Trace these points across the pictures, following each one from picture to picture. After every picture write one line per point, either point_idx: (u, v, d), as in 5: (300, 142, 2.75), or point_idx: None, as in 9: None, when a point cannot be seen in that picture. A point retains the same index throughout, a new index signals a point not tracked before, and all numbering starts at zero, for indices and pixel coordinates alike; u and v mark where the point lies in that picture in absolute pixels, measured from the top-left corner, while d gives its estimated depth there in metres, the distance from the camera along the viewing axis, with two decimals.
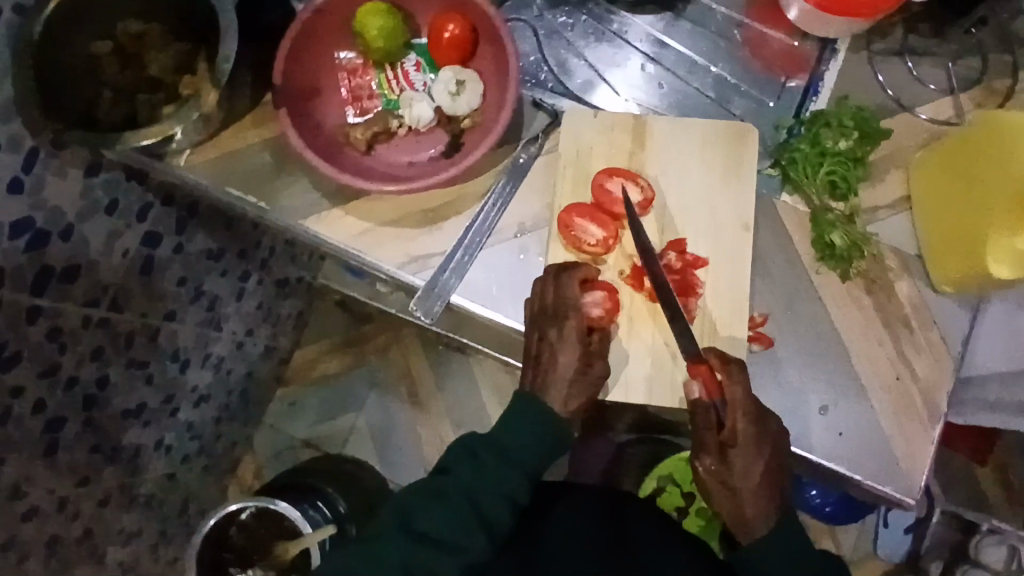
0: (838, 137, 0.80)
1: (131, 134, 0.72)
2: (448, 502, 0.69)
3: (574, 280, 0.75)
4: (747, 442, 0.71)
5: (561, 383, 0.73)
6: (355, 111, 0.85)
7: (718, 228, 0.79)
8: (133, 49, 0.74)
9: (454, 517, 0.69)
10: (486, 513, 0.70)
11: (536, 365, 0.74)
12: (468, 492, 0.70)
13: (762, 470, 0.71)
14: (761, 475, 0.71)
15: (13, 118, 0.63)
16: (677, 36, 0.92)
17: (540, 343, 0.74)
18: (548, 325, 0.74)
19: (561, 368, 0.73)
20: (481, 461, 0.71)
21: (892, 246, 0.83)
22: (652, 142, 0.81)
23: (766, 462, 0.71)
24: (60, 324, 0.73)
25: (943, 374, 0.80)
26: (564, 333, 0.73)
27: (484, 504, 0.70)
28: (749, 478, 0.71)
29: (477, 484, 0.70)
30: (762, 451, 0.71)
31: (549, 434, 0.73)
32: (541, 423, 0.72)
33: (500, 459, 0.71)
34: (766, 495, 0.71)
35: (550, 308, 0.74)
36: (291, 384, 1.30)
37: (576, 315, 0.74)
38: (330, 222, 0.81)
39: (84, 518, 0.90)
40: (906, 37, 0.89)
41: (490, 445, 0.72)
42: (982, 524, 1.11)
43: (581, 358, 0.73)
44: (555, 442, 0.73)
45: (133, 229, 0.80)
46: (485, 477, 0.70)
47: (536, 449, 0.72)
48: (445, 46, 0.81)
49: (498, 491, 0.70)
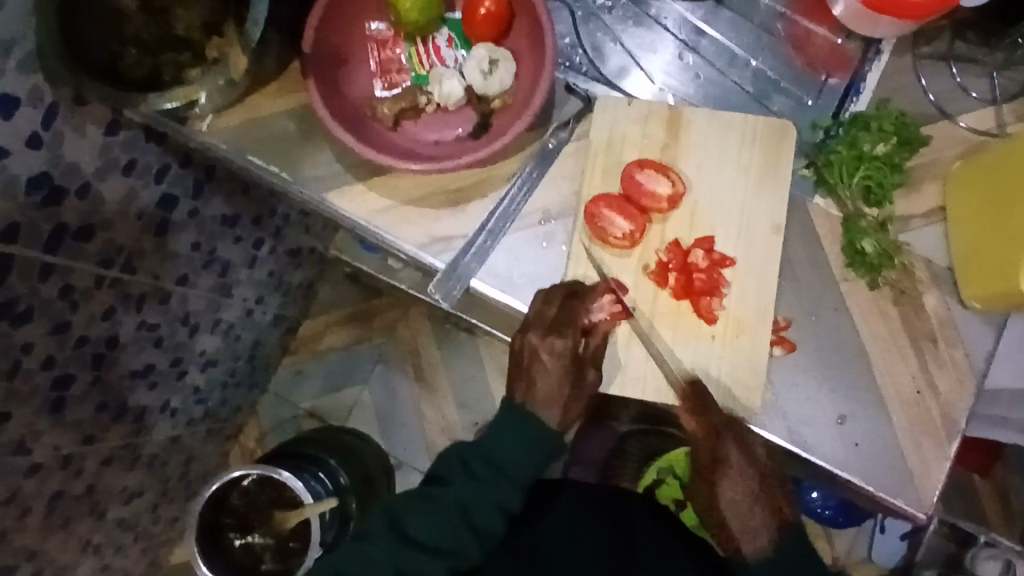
0: (876, 142, 0.78)
1: (155, 96, 0.71)
2: (440, 512, 0.70)
3: (580, 304, 0.73)
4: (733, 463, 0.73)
5: (551, 401, 0.72)
6: (383, 84, 0.83)
7: (748, 228, 0.77)
8: (161, 4, 0.72)
9: (444, 526, 0.70)
10: (477, 522, 0.71)
11: (524, 377, 0.73)
12: (461, 503, 0.70)
13: (747, 495, 0.73)
14: (749, 500, 0.72)
15: (36, 71, 0.62)
16: (716, 25, 0.90)
17: (531, 358, 0.72)
18: (542, 342, 0.72)
19: (551, 386, 0.72)
20: (476, 475, 0.71)
21: (924, 257, 0.81)
22: (686, 135, 0.79)
23: (745, 484, 0.72)
24: (72, 282, 0.72)
25: (965, 392, 0.79)
26: (558, 350, 0.71)
27: (476, 516, 0.70)
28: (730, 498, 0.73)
29: (470, 497, 0.70)
30: (746, 478, 0.72)
31: (546, 446, 0.72)
32: (538, 437, 0.71)
33: (495, 475, 0.71)
34: (755, 519, 0.72)
35: (548, 323, 0.72)
36: (298, 353, 1.29)
37: (572, 331, 0.72)
38: (350, 197, 0.79)
39: (86, 476, 0.90)
40: (952, 43, 0.87)
41: (485, 460, 0.71)
42: (980, 537, 1.06)
43: (574, 376, 0.72)
44: (551, 451, 0.72)
45: (151, 190, 0.79)
46: (479, 491, 0.71)
47: (531, 463, 0.71)
48: (481, 23, 0.79)
49: (490, 502, 0.70)
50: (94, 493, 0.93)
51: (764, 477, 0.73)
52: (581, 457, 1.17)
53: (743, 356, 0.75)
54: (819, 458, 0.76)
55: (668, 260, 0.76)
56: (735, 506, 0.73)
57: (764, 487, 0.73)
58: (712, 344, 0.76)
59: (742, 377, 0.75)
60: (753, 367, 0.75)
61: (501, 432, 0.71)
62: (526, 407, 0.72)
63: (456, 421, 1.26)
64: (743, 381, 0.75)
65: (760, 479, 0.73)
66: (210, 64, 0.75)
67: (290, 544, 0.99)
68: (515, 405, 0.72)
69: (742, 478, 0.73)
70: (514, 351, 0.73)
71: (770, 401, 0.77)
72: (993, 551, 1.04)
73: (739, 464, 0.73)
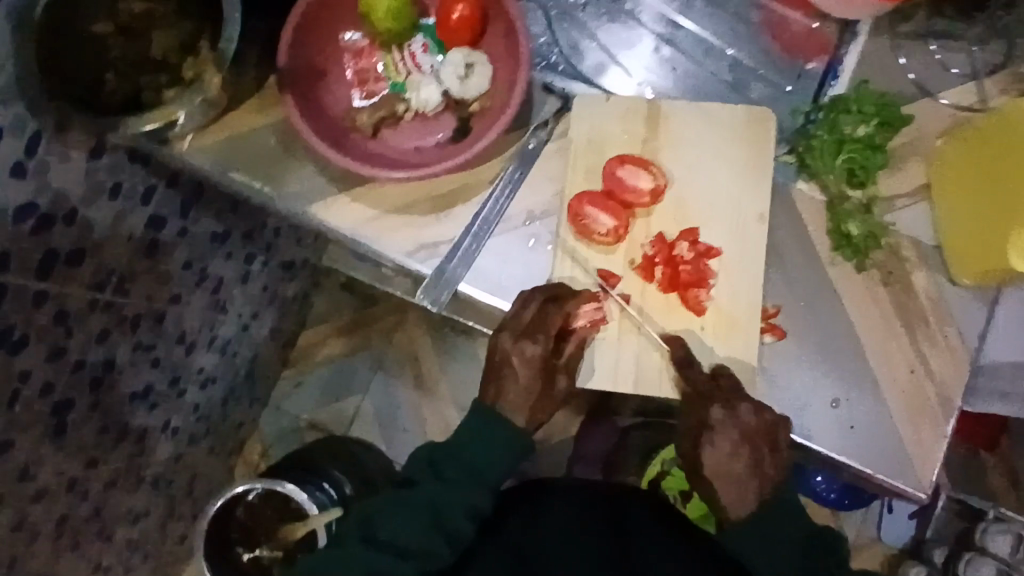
0: (857, 124, 0.79)
1: (134, 119, 0.72)
2: (410, 513, 0.69)
3: (557, 312, 0.73)
4: (720, 431, 0.70)
5: (520, 404, 0.72)
6: (361, 94, 0.83)
7: (732, 219, 0.77)
8: (139, 27, 0.72)
9: (416, 527, 0.68)
10: (448, 524, 0.69)
11: (494, 381, 0.72)
12: (432, 504, 0.69)
13: (735, 461, 0.70)
14: (738, 466, 0.69)
15: (16, 101, 0.62)
16: (692, 17, 0.90)
17: (502, 361, 0.72)
18: (513, 346, 0.72)
19: (520, 389, 0.71)
20: (447, 478, 0.70)
21: (910, 237, 0.81)
22: (666, 129, 0.79)
23: (734, 452, 0.70)
24: (66, 308, 0.72)
25: (960, 370, 0.78)
26: (528, 355, 0.71)
27: (447, 516, 0.69)
28: (716, 467, 0.70)
29: (442, 498, 0.69)
30: (732, 438, 0.70)
31: (514, 450, 0.72)
32: (506, 439, 0.71)
33: (467, 477, 0.70)
34: (742, 485, 0.69)
35: (521, 328, 0.72)
36: (296, 364, 1.30)
37: (545, 339, 0.72)
38: (335, 208, 0.80)
39: (92, 499, 0.90)
40: (929, 19, 0.88)
41: (457, 462, 0.71)
42: (988, 511, 1.07)
43: (543, 381, 0.72)
44: (519, 453, 0.72)
45: (139, 212, 0.79)
46: (450, 493, 0.70)
47: (502, 465, 0.71)
48: (455, 28, 0.79)
49: (460, 502, 0.69)
50: (101, 515, 0.94)
51: (754, 440, 0.70)
52: (582, 454, 1.17)
53: (734, 347, 0.75)
54: (815, 443, 0.77)
55: (654, 253, 0.77)
56: (721, 473, 0.70)
57: (754, 453, 0.70)
58: (702, 335, 0.76)
59: (736, 369, 0.75)
60: (745, 358, 0.75)
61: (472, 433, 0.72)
62: (497, 410, 0.72)
63: (458, 423, 1.26)
64: (737, 371, 0.75)
65: (750, 445, 0.70)
66: (187, 83, 0.75)
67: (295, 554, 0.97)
68: (484, 406, 0.72)
69: (727, 437, 0.70)
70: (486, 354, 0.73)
71: (764, 389, 0.77)
72: (1003, 525, 1.04)
73: (726, 429, 0.70)
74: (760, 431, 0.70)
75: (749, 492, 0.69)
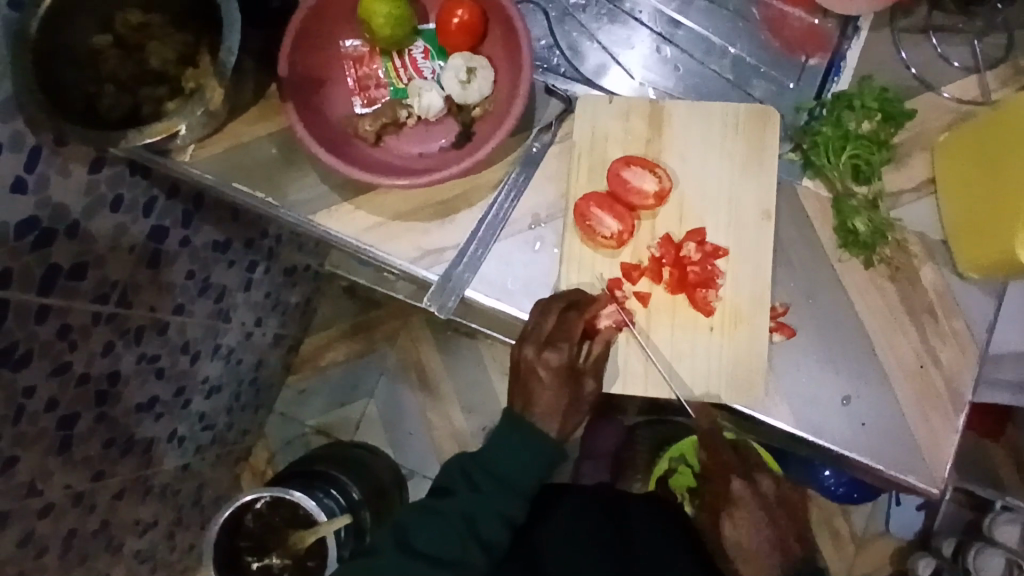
0: (861, 119, 0.78)
1: (135, 133, 0.69)
2: (445, 523, 0.69)
3: (578, 318, 0.73)
4: (740, 506, 0.76)
5: (551, 411, 0.72)
6: (363, 100, 0.83)
7: (738, 218, 0.77)
8: (135, 41, 0.72)
9: (451, 538, 0.68)
10: (483, 532, 0.70)
11: (521, 390, 0.73)
12: (466, 514, 0.69)
13: (761, 537, 0.75)
14: (761, 541, 0.75)
15: (14, 114, 0.62)
16: (692, 15, 0.89)
17: (528, 372, 0.72)
18: (538, 357, 0.72)
19: (548, 399, 0.72)
20: (481, 488, 0.70)
21: (917, 232, 0.80)
22: (669, 128, 0.79)
23: (759, 527, 0.75)
24: (69, 321, 0.71)
25: (969, 361, 0.78)
26: (553, 364, 0.72)
27: (481, 525, 0.69)
28: (739, 536, 0.75)
29: (474, 508, 0.70)
30: (755, 512, 0.75)
31: (546, 459, 0.71)
32: (538, 449, 0.71)
33: (500, 487, 0.70)
34: (769, 560, 0.74)
35: (543, 338, 0.72)
36: (300, 371, 1.29)
37: (568, 346, 0.72)
38: (339, 216, 0.80)
39: (100, 512, 0.90)
40: (930, 14, 0.86)
41: (489, 472, 0.71)
42: (997, 502, 1.06)
43: (571, 387, 0.72)
44: (551, 460, 0.72)
45: (141, 223, 0.78)
46: (484, 502, 0.70)
47: (534, 475, 0.71)
48: (455, 32, 0.79)
49: (494, 510, 0.70)
50: (109, 528, 0.94)
51: (777, 513, 0.76)
52: (592, 451, 1.16)
53: (742, 344, 0.75)
54: (827, 441, 0.76)
55: (661, 254, 0.77)
56: (749, 549, 0.75)
57: (775, 526, 0.75)
58: (711, 335, 0.76)
59: (743, 369, 0.75)
60: (753, 355, 0.75)
61: (507, 441, 0.71)
62: (528, 419, 0.72)
63: (464, 425, 1.26)
64: (744, 371, 0.75)
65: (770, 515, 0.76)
66: (187, 94, 0.74)
67: (307, 563, 0.99)
68: (518, 418, 0.72)
69: (751, 511, 0.75)
70: (512, 364, 0.74)
71: (774, 388, 0.77)
72: (1011, 515, 1.03)
73: (749, 502, 0.76)
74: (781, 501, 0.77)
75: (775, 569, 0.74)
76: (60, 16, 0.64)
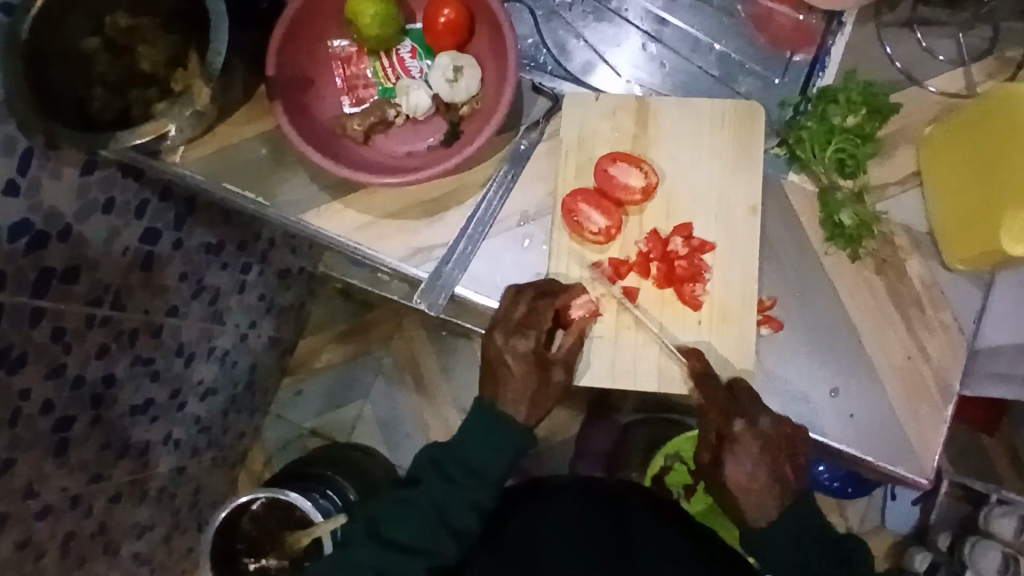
0: (846, 114, 0.78)
1: (126, 133, 0.71)
2: (414, 513, 0.69)
3: (550, 307, 0.73)
4: (742, 444, 0.71)
5: (518, 399, 0.71)
6: (351, 100, 0.83)
7: (726, 213, 0.78)
8: (125, 42, 0.72)
9: (421, 528, 0.69)
10: (454, 522, 0.69)
11: (490, 379, 0.72)
12: (436, 504, 0.69)
13: (759, 474, 0.70)
14: (760, 479, 0.70)
15: (6, 119, 0.62)
16: (678, 13, 0.90)
17: (496, 359, 0.72)
18: (506, 343, 0.72)
19: (517, 386, 0.71)
20: (450, 476, 0.70)
21: (903, 224, 0.81)
22: (656, 124, 0.80)
23: (758, 464, 0.70)
24: (63, 324, 0.72)
25: (957, 354, 0.79)
26: (520, 351, 0.71)
27: (451, 514, 0.69)
28: (739, 480, 0.71)
29: (444, 497, 0.69)
30: (758, 455, 0.70)
31: (514, 447, 0.71)
32: (507, 437, 0.70)
33: (469, 476, 0.70)
34: (767, 498, 0.70)
35: (512, 325, 0.72)
36: (296, 373, 1.30)
37: (536, 332, 0.72)
38: (330, 216, 0.80)
39: (97, 515, 0.90)
40: (915, 7, 0.88)
41: (459, 461, 0.70)
42: (992, 495, 1.05)
43: (541, 376, 0.71)
44: (519, 448, 0.71)
45: (132, 226, 0.79)
46: (453, 491, 0.69)
47: (504, 462, 0.70)
48: (442, 32, 0.79)
49: (464, 500, 0.69)
50: (106, 531, 0.94)
51: (779, 456, 0.71)
52: (586, 450, 1.16)
53: (731, 336, 0.76)
54: (816, 433, 0.77)
55: (648, 249, 0.77)
56: (746, 486, 0.70)
57: (776, 465, 0.70)
58: (700, 330, 0.76)
59: (732, 364, 0.75)
60: (742, 348, 0.75)
61: (476, 429, 0.71)
62: (495, 407, 0.71)
63: (459, 424, 1.27)
64: (732, 366, 0.75)
65: (773, 460, 0.71)
66: (176, 96, 0.76)
67: (302, 563, 0.99)
68: (487, 405, 0.72)
69: (752, 453, 0.70)
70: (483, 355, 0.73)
71: (762, 381, 0.77)
72: (1005, 508, 1.03)
73: (749, 443, 0.71)
74: (785, 444, 0.71)
75: (772, 506, 0.70)
76: (50, 21, 0.65)
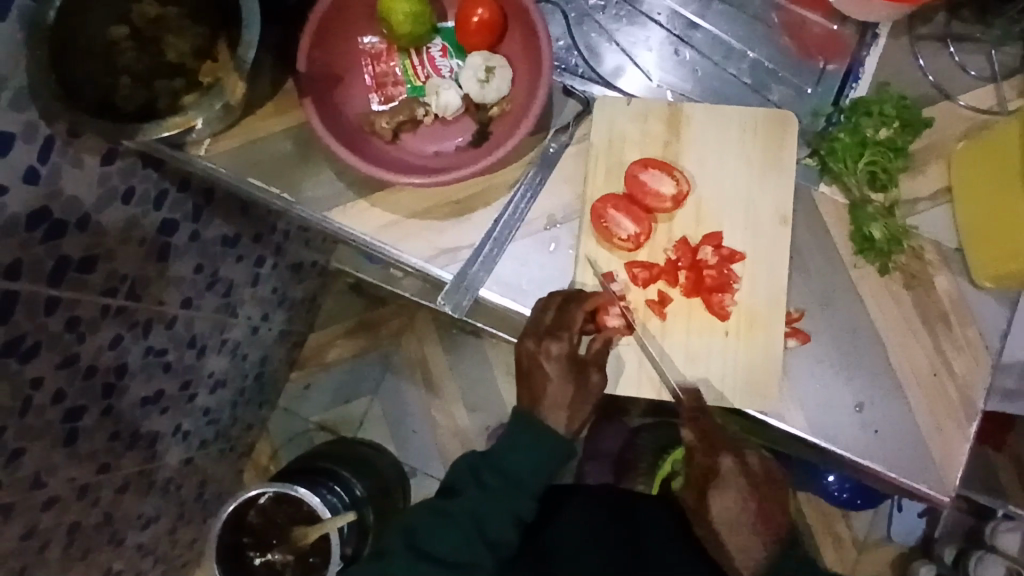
0: (879, 126, 0.78)
1: (152, 125, 0.70)
2: (452, 523, 0.68)
3: (580, 309, 0.72)
4: (727, 480, 0.71)
5: (557, 405, 0.70)
6: (379, 98, 0.82)
7: (756, 223, 0.77)
8: (151, 32, 0.71)
9: (458, 538, 0.68)
10: (491, 535, 0.68)
11: (528, 386, 0.72)
12: (473, 514, 0.68)
13: (743, 511, 0.71)
14: (745, 517, 0.71)
15: (30, 106, 0.61)
16: (710, 18, 0.89)
17: (532, 364, 0.71)
18: (539, 347, 0.71)
19: (555, 392, 0.70)
20: (488, 486, 0.69)
21: (932, 239, 0.80)
22: (687, 130, 0.79)
23: (742, 502, 0.71)
24: (77, 314, 0.71)
25: (981, 371, 0.78)
26: (554, 354, 0.71)
27: (489, 525, 0.68)
28: (723, 517, 0.71)
29: (480, 507, 0.69)
30: (742, 489, 0.71)
31: (555, 457, 0.70)
32: (548, 447, 0.69)
33: (508, 485, 0.69)
34: (751, 537, 0.71)
35: (543, 329, 0.71)
36: (305, 366, 1.29)
37: (568, 334, 0.71)
38: (354, 214, 0.79)
39: (103, 505, 0.89)
40: (948, 23, 0.86)
41: (498, 470, 0.69)
42: (998, 509, 1.04)
43: (577, 378, 0.71)
44: (560, 458, 0.70)
45: (151, 216, 0.78)
46: (492, 501, 0.69)
47: (544, 475, 0.69)
48: (474, 30, 0.78)
49: (502, 511, 0.69)
50: (113, 521, 0.93)
51: (760, 491, 0.72)
52: (595, 452, 1.16)
53: (757, 349, 0.75)
54: (840, 448, 0.76)
55: (677, 257, 0.77)
56: (731, 525, 0.71)
57: (759, 503, 0.71)
58: (725, 339, 0.76)
59: (758, 376, 0.75)
60: (768, 361, 0.75)
61: (518, 440, 0.70)
62: (534, 414, 0.70)
63: (467, 424, 1.26)
64: (758, 376, 0.75)
65: (757, 495, 0.72)
66: (204, 87, 0.75)
67: (310, 559, 0.98)
68: (523, 412, 0.71)
69: (735, 488, 0.71)
70: (517, 363, 0.73)
71: (786, 393, 0.77)
72: (1013, 522, 1.03)
73: (734, 478, 0.72)
74: (767, 481, 0.73)
75: (759, 547, 0.70)
76: (76, 6, 0.63)
